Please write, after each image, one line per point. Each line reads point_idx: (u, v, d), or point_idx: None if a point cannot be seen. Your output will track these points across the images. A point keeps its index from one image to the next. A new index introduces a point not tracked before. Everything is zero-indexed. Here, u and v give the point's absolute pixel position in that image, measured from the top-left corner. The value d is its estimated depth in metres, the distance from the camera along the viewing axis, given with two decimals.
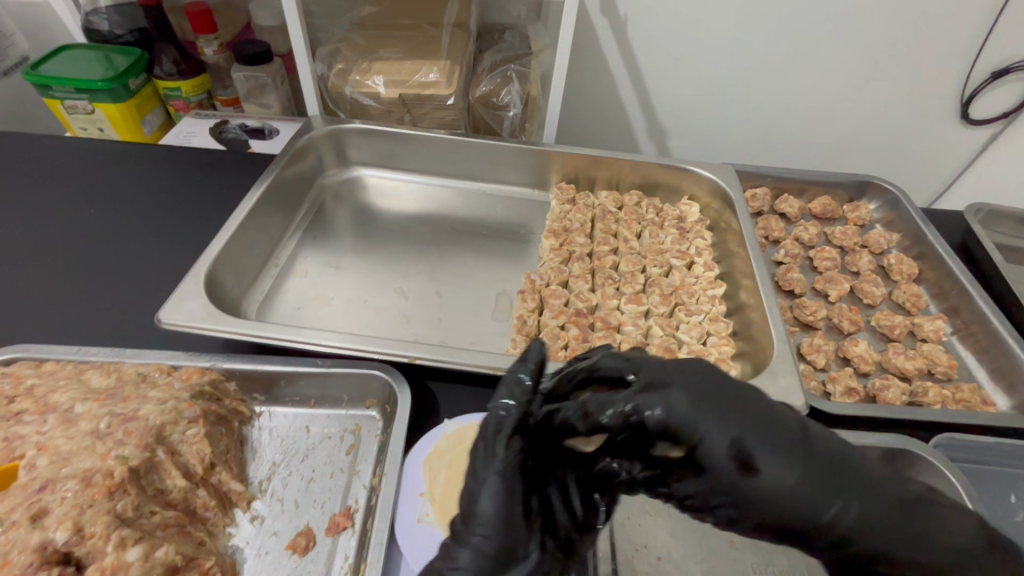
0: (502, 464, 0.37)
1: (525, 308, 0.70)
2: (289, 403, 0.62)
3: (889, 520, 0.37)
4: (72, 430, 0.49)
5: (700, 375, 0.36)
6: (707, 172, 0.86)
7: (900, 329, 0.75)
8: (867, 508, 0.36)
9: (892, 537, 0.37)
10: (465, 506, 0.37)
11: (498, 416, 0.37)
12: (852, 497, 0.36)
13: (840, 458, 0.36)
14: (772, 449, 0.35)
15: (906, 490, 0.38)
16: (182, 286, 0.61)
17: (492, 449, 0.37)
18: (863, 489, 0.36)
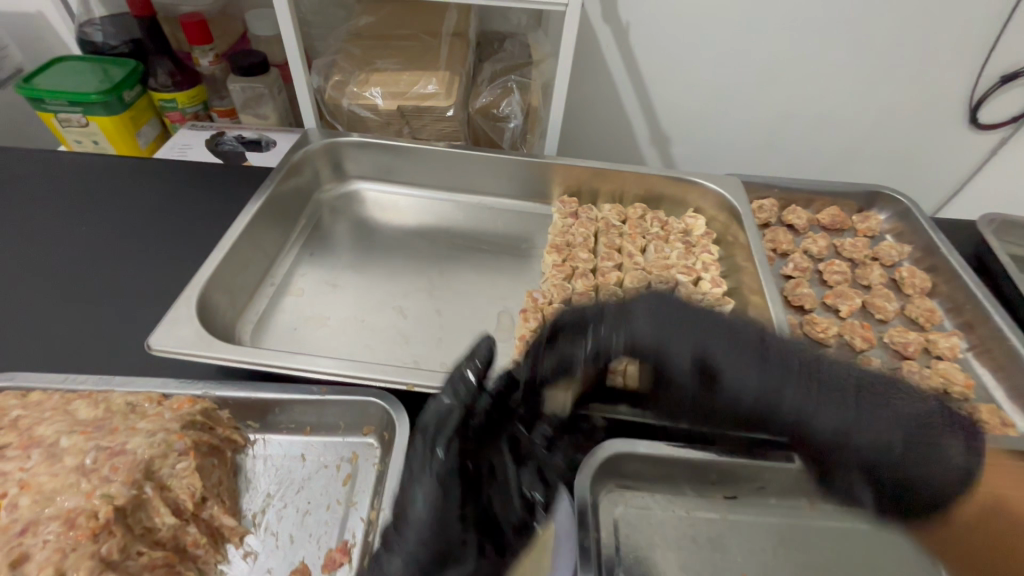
0: (442, 452, 0.46)
1: (528, 328, 0.68)
2: (285, 431, 0.60)
3: (839, 403, 0.44)
4: (56, 467, 0.47)
5: (655, 312, 0.49)
6: (713, 185, 0.84)
7: (914, 346, 0.72)
8: (830, 400, 0.44)
9: (843, 416, 0.43)
10: (402, 507, 0.45)
11: (438, 412, 0.48)
12: (792, 380, 0.45)
13: (792, 358, 0.45)
14: (711, 343, 0.47)
15: (855, 380, 0.45)
16: (172, 310, 0.59)
17: (433, 439, 0.46)
18: (813, 382, 0.44)
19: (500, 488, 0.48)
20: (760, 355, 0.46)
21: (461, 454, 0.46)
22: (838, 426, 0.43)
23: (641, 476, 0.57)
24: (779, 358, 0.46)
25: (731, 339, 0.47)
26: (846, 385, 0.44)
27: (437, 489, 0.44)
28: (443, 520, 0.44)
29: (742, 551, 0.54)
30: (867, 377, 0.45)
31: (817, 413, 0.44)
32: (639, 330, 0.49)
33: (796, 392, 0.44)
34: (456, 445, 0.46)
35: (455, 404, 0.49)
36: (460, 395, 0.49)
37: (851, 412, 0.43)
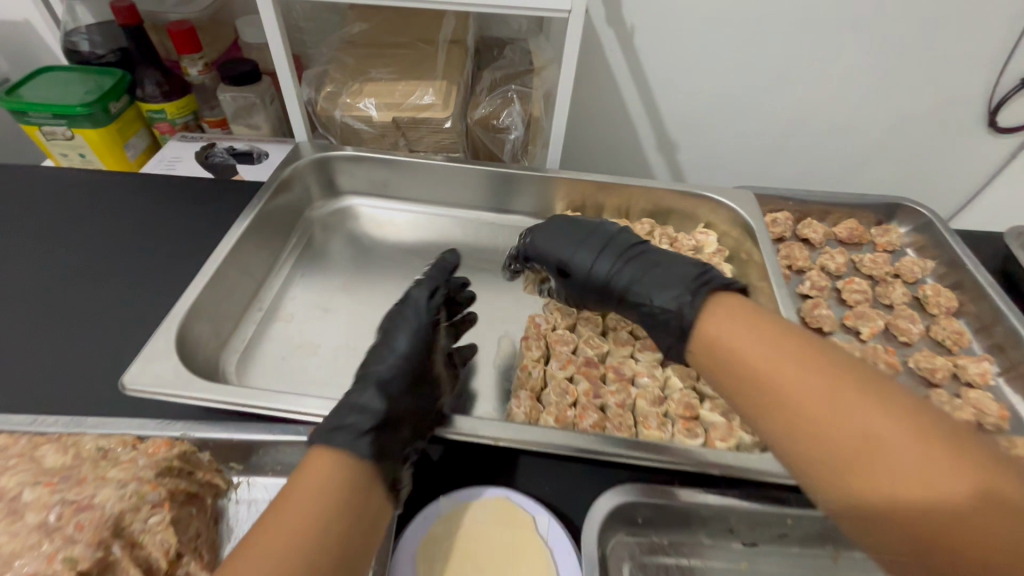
0: (384, 354, 0.56)
1: (530, 357, 0.63)
2: (271, 473, 0.56)
3: (667, 277, 0.59)
4: (17, 525, 0.43)
5: (561, 227, 0.70)
6: (725, 199, 0.79)
7: (942, 373, 0.68)
8: (658, 274, 0.61)
9: (667, 293, 0.58)
10: (346, 404, 0.49)
11: (401, 312, 0.60)
12: (630, 270, 0.63)
13: (649, 258, 0.64)
14: (582, 260, 0.66)
15: (677, 266, 0.61)
16: (150, 344, 0.56)
17: (387, 346, 0.57)
18: (646, 260, 0.63)
19: (429, 397, 0.54)
20: (614, 257, 0.65)
21: (404, 355, 0.55)
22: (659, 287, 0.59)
23: (654, 523, 0.53)
24: (624, 260, 0.64)
25: (598, 243, 0.67)
26: (674, 273, 0.59)
27: (376, 389, 0.51)
28: (377, 411, 0.48)
29: None
30: (688, 264, 0.61)
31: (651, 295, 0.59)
32: (543, 251, 0.69)
33: (630, 276, 0.62)
34: (405, 340, 0.57)
35: (412, 314, 0.60)
36: (409, 303, 0.61)
37: (676, 289, 0.57)
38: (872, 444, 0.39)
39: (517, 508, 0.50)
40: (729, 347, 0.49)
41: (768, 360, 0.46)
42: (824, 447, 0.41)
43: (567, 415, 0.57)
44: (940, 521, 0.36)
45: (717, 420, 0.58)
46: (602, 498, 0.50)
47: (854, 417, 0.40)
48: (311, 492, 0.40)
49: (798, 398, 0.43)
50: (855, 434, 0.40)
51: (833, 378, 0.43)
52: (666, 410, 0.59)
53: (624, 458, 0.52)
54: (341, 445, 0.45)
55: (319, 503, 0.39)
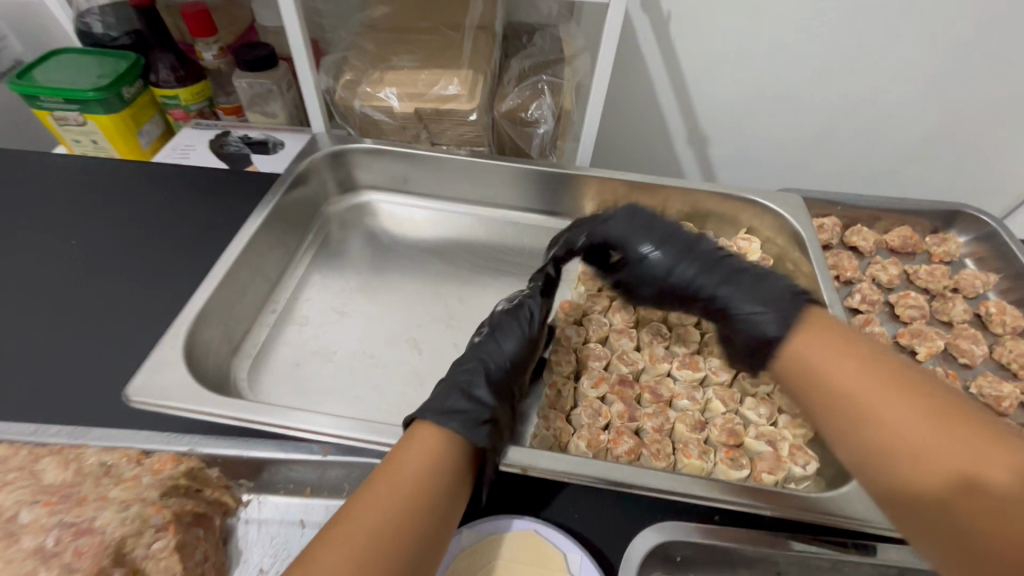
0: (494, 351, 0.54)
1: (559, 373, 0.59)
2: (282, 491, 0.52)
3: (753, 296, 0.51)
4: (11, 554, 0.41)
5: (645, 219, 0.61)
6: (770, 204, 0.73)
7: (1008, 402, 0.63)
8: (754, 288, 0.52)
9: (766, 315, 0.49)
10: (453, 383, 0.50)
11: (506, 311, 0.58)
12: (712, 277, 0.56)
13: (750, 267, 0.54)
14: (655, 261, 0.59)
15: (779, 280, 0.51)
16: (157, 351, 0.53)
17: (492, 340, 0.55)
18: (745, 270, 0.54)
19: (520, 393, 0.55)
20: (697, 260, 0.57)
21: (511, 357, 0.55)
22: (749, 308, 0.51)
23: (693, 561, 0.49)
24: (712, 263, 0.57)
25: (672, 248, 0.59)
26: (762, 293, 0.51)
27: (484, 381, 0.51)
28: (487, 406, 0.48)
29: None
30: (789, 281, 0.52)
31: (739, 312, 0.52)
32: (620, 241, 0.61)
33: (714, 280, 0.56)
34: (515, 343, 0.55)
35: (524, 321, 0.58)
36: (522, 311, 0.58)
37: (780, 304, 0.49)
38: (958, 473, 0.35)
39: (553, 548, 0.46)
40: (808, 363, 0.44)
41: (848, 376, 0.42)
42: (903, 472, 0.38)
43: (600, 439, 0.53)
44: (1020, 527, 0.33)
45: (763, 450, 0.53)
46: (641, 537, 0.47)
47: (942, 445, 0.36)
48: (418, 465, 0.42)
49: (882, 422, 0.39)
50: (935, 461, 0.36)
51: (920, 402, 0.38)
52: (707, 436, 0.55)
53: (667, 494, 0.47)
54: (459, 429, 0.45)
55: (431, 476, 0.41)
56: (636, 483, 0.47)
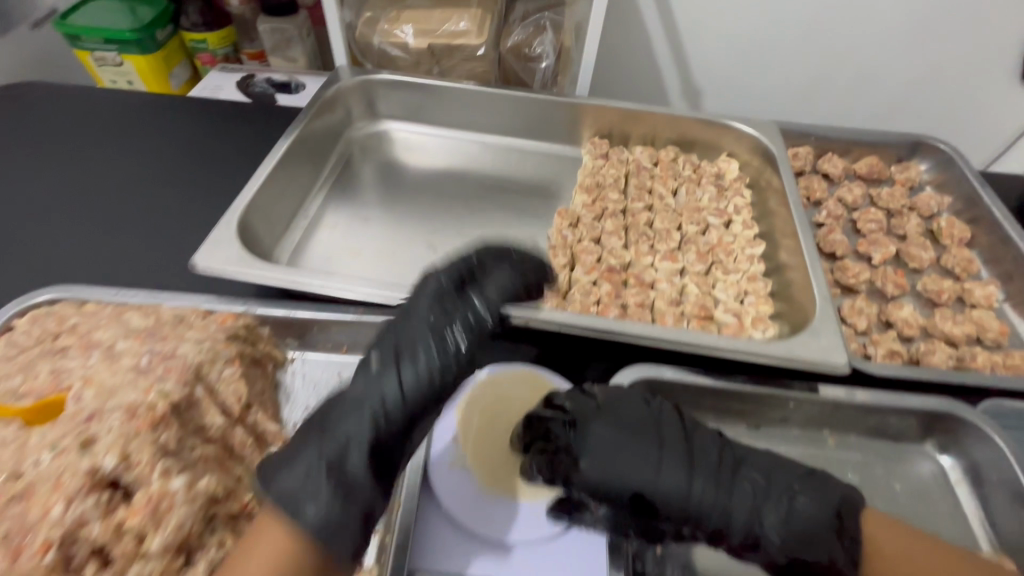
0: (422, 332, 0.45)
1: (556, 263, 0.68)
2: (322, 350, 0.62)
3: (748, 493, 0.44)
4: (116, 366, 0.50)
5: (611, 424, 0.46)
6: (749, 129, 0.81)
7: (948, 294, 0.72)
8: (782, 514, 0.43)
9: (776, 519, 0.43)
10: (325, 431, 0.42)
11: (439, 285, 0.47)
12: (729, 494, 0.44)
13: (787, 490, 0.44)
14: (641, 472, 0.44)
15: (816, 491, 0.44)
16: (215, 232, 0.62)
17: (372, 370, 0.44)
18: (779, 497, 0.44)
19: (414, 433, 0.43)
20: (719, 487, 0.44)
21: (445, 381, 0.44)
22: (740, 485, 0.44)
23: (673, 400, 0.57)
24: (725, 493, 0.44)
25: (657, 444, 0.45)
26: (746, 490, 0.44)
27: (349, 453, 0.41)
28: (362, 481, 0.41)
29: None
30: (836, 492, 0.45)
31: (734, 526, 0.43)
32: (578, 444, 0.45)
33: (740, 531, 0.43)
34: (454, 328, 0.45)
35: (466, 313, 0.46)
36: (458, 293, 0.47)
37: (822, 554, 0.42)
38: None
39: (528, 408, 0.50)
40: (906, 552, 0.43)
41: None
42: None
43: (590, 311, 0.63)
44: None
45: (729, 320, 0.62)
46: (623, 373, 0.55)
47: None
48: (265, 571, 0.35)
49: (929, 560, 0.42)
50: None
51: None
52: (682, 310, 0.64)
53: (648, 339, 0.56)
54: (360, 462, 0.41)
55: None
56: (622, 330, 0.56)
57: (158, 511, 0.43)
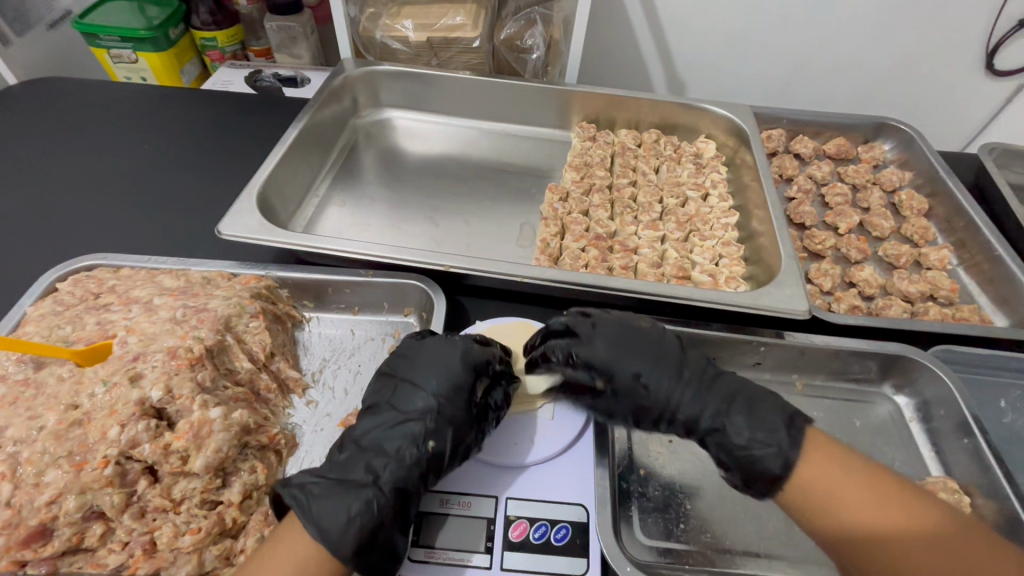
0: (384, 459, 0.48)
1: (548, 232, 0.75)
2: (335, 310, 0.68)
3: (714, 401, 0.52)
4: (154, 317, 0.56)
5: (610, 343, 0.55)
6: (724, 111, 0.88)
7: (905, 258, 0.79)
8: (740, 413, 0.51)
9: (737, 425, 0.50)
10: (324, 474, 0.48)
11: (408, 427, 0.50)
12: (698, 400, 0.52)
13: (751, 397, 0.52)
14: (632, 369, 0.54)
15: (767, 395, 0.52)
16: (236, 204, 0.68)
17: (414, 383, 0.52)
18: (740, 404, 0.52)
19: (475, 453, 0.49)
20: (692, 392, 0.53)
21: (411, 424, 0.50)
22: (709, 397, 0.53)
23: None
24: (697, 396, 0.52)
25: (653, 351, 0.55)
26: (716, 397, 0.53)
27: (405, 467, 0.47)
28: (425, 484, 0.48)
29: None
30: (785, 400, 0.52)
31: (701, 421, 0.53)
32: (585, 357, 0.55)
33: (705, 426, 0.52)
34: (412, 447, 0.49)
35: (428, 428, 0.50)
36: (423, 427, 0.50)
37: (772, 450, 0.48)
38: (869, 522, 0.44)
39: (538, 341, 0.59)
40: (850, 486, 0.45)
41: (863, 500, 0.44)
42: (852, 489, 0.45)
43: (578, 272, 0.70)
44: (948, 559, 0.41)
45: (704, 279, 0.69)
46: None
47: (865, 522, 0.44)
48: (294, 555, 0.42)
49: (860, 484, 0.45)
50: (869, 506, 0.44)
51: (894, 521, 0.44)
52: (662, 272, 0.71)
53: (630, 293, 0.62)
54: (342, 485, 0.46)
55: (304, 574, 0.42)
56: (605, 285, 0.62)
57: (199, 436, 0.48)
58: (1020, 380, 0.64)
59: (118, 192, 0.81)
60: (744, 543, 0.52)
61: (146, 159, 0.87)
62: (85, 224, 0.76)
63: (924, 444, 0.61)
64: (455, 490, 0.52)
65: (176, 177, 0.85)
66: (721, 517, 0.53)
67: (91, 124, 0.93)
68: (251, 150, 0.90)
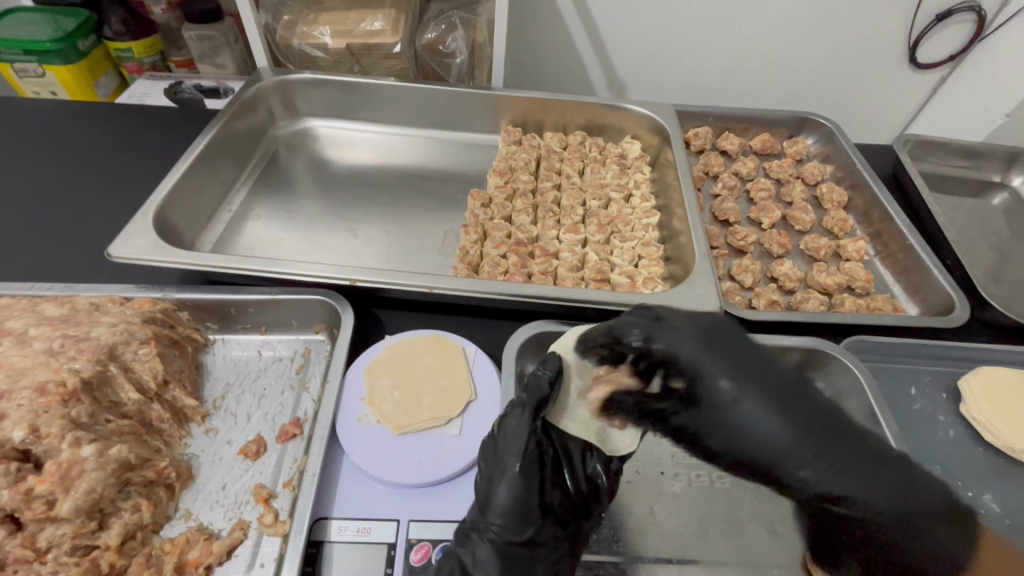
0: (497, 506, 0.45)
1: (468, 240, 0.74)
2: (242, 331, 0.65)
3: (744, 367, 0.48)
4: (27, 350, 0.52)
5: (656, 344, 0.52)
6: (646, 110, 0.88)
7: (825, 251, 0.80)
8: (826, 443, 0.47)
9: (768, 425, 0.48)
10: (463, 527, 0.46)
11: (531, 458, 0.47)
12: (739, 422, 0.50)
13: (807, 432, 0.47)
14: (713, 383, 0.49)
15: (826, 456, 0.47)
16: (130, 224, 0.65)
17: (505, 427, 0.48)
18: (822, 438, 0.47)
19: (599, 474, 0.51)
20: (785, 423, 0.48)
21: (520, 472, 0.46)
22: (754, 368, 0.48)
23: None
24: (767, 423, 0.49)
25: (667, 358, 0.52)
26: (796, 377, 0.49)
27: (520, 488, 0.46)
28: (537, 509, 0.46)
29: (695, 486, 0.56)
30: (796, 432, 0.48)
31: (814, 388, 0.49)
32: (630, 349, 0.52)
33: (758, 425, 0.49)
34: (512, 492, 0.46)
35: (528, 461, 0.47)
36: (533, 461, 0.47)
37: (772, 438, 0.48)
38: None
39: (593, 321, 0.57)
40: None
41: None
42: None
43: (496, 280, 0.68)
44: None
45: (623, 282, 0.69)
46: (522, 329, 0.61)
47: None
48: None
49: None
50: None
51: None
52: (582, 275, 0.70)
53: (542, 299, 0.61)
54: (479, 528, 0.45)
55: None
56: (516, 292, 0.61)
57: (67, 478, 0.45)
58: (929, 366, 0.66)
59: (11, 215, 0.76)
60: (655, 549, 0.52)
61: (45, 179, 0.82)
62: None
63: None
64: (355, 516, 0.49)
65: (77, 197, 0.80)
66: (634, 526, 0.53)
67: None
68: (162, 165, 0.86)
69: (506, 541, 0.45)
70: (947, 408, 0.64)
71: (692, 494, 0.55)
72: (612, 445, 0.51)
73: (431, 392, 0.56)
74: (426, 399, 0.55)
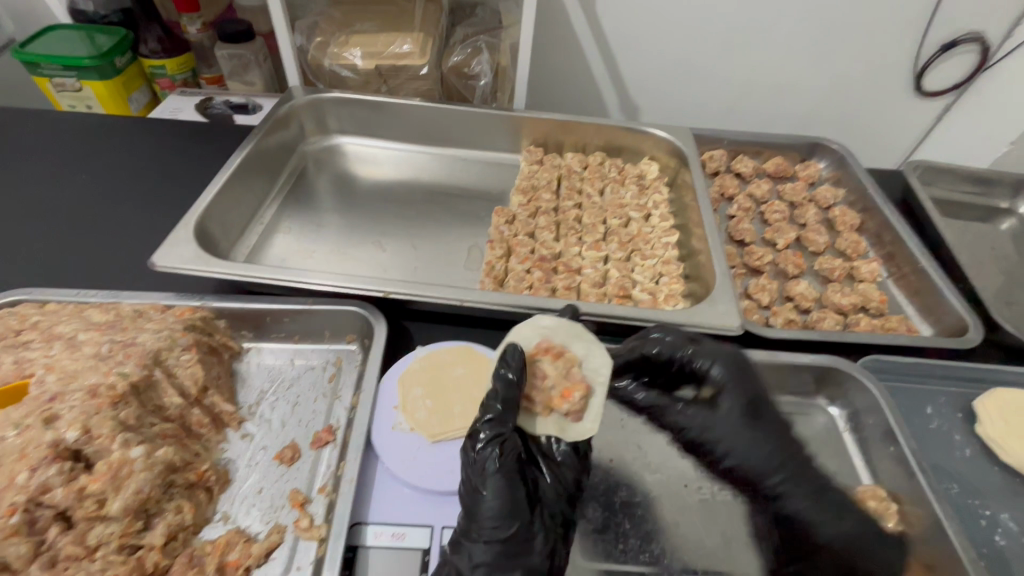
0: (483, 510, 0.45)
1: (494, 255, 0.76)
2: (275, 340, 0.67)
3: (750, 407, 0.55)
4: (77, 354, 0.54)
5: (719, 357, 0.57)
6: (665, 134, 0.91)
7: (839, 272, 0.82)
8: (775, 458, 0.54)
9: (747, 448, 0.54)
10: (456, 536, 0.46)
11: (505, 458, 0.46)
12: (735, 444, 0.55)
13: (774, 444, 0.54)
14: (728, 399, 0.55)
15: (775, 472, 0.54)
16: (172, 235, 0.67)
17: (476, 431, 0.47)
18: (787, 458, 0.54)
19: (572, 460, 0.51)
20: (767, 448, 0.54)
21: (501, 476, 0.46)
22: (762, 408, 0.55)
23: None
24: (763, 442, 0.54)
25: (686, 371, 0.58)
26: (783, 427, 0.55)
27: (504, 489, 0.45)
28: (522, 508, 0.46)
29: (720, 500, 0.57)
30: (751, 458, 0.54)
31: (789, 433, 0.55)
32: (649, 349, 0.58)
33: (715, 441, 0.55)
34: (496, 495, 0.45)
35: (504, 464, 0.46)
36: (508, 462, 0.47)
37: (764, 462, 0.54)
38: None
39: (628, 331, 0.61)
40: None
41: None
42: None
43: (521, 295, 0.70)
44: None
45: (644, 299, 0.72)
46: None
47: None
48: None
49: None
50: None
51: None
52: (604, 291, 0.73)
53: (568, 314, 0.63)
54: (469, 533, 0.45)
55: None
56: (543, 307, 0.63)
57: (118, 477, 0.47)
58: (944, 387, 0.67)
59: (52, 224, 0.79)
60: (679, 560, 0.53)
61: (84, 190, 0.85)
62: (14, 257, 0.74)
63: (856, 453, 0.63)
64: (391, 521, 0.50)
65: (115, 208, 0.83)
66: (659, 536, 0.54)
67: (27, 154, 0.91)
68: (195, 179, 0.89)
69: (497, 542, 0.44)
70: (963, 428, 0.65)
71: (715, 509, 0.56)
72: (571, 433, 0.50)
73: (462, 402, 0.58)
74: (458, 409, 0.57)
